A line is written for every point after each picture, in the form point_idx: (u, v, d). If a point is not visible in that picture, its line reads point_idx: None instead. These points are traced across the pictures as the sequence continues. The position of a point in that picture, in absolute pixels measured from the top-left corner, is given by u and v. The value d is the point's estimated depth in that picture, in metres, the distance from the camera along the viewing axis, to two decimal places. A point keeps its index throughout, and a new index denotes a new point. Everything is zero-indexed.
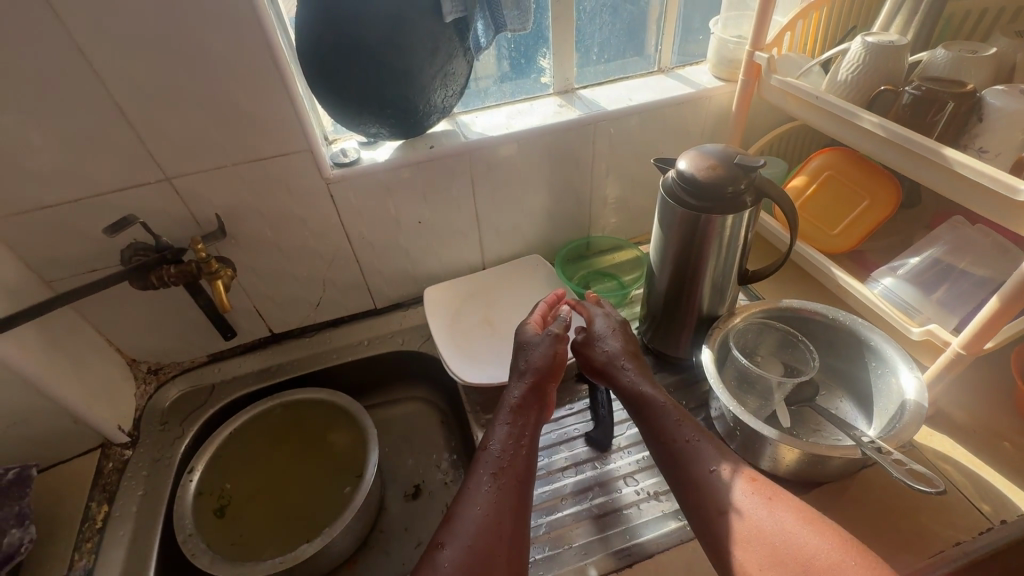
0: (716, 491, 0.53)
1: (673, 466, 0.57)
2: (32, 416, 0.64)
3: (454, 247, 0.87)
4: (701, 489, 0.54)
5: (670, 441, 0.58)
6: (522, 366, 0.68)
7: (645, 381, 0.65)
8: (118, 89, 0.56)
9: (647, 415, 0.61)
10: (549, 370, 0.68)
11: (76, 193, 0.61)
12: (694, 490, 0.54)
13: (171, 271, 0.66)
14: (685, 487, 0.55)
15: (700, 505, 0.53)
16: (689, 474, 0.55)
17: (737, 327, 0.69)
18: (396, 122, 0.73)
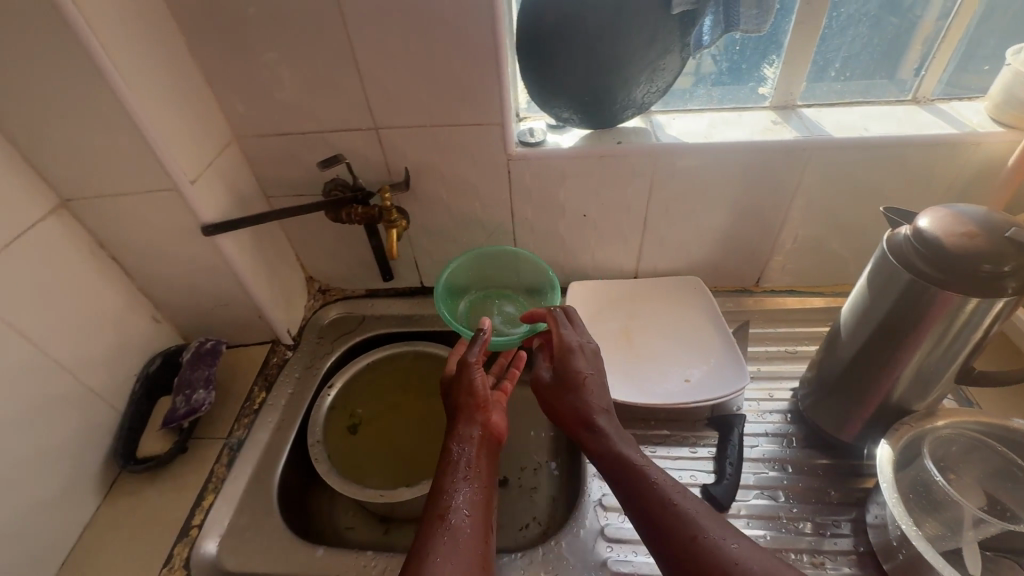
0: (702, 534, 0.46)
1: (641, 502, 0.50)
2: (232, 304, 0.77)
3: (611, 248, 0.83)
4: (682, 532, 0.46)
5: (634, 473, 0.52)
6: (458, 423, 0.61)
7: (584, 402, 0.59)
8: (358, 41, 0.62)
9: (600, 449, 0.56)
10: (479, 406, 0.62)
11: (305, 127, 0.70)
12: (670, 528, 0.47)
13: (358, 211, 0.73)
14: (661, 529, 0.47)
15: (678, 544, 0.46)
16: (662, 508, 0.48)
17: (938, 431, 0.57)
18: (590, 110, 0.71)
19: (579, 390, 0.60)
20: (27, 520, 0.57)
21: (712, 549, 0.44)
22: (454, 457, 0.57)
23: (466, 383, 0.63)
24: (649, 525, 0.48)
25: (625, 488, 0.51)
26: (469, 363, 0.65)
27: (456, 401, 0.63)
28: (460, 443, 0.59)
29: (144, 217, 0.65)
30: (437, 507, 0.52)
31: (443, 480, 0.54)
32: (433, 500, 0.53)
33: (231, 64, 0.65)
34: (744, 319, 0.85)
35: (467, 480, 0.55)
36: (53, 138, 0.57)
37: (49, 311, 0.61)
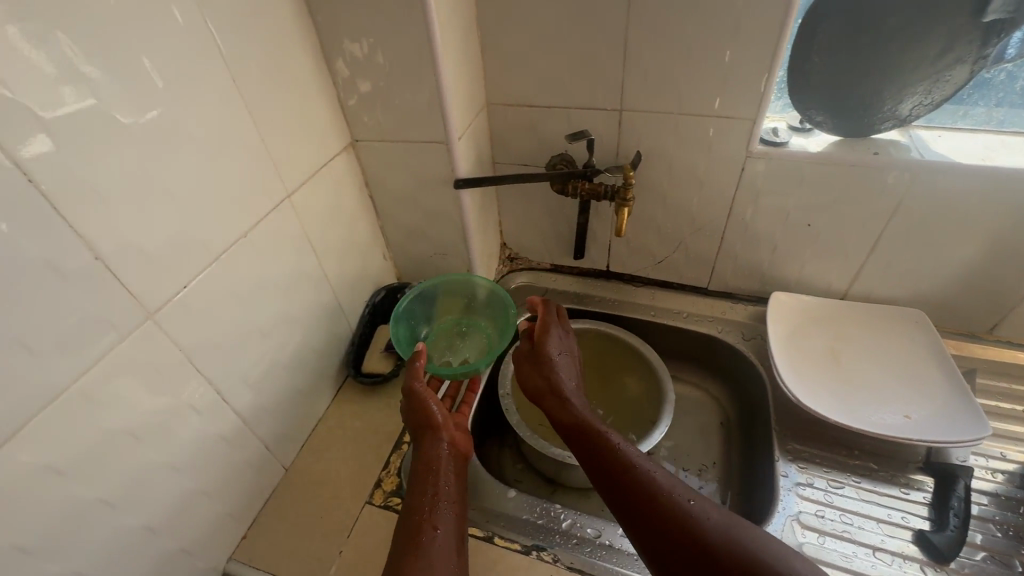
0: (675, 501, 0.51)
1: (611, 476, 0.55)
2: (448, 255, 0.85)
3: (825, 264, 0.79)
4: (665, 514, 0.50)
5: (591, 440, 0.59)
6: (422, 442, 0.62)
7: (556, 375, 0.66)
8: (635, 25, 0.64)
9: (576, 437, 0.60)
10: (441, 426, 0.62)
11: (554, 101, 0.75)
12: (645, 499, 0.52)
13: (584, 186, 0.76)
14: (636, 502, 0.52)
15: (663, 523, 0.50)
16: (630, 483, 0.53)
17: None
18: (850, 117, 0.68)
19: (551, 387, 0.65)
20: (289, 403, 0.68)
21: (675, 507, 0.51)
22: (436, 484, 0.58)
23: (423, 409, 0.63)
24: (626, 505, 0.53)
25: (585, 453, 0.58)
26: (424, 394, 0.64)
27: (417, 423, 0.64)
28: (427, 462, 0.60)
29: (410, 164, 0.73)
30: (420, 519, 0.54)
31: (418, 501, 0.56)
32: (413, 517, 0.55)
33: (509, 36, 0.70)
34: (969, 366, 0.77)
35: (446, 506, 0.56)
36: (363, 86, 0.66)
37: (328, 233, 0.71)
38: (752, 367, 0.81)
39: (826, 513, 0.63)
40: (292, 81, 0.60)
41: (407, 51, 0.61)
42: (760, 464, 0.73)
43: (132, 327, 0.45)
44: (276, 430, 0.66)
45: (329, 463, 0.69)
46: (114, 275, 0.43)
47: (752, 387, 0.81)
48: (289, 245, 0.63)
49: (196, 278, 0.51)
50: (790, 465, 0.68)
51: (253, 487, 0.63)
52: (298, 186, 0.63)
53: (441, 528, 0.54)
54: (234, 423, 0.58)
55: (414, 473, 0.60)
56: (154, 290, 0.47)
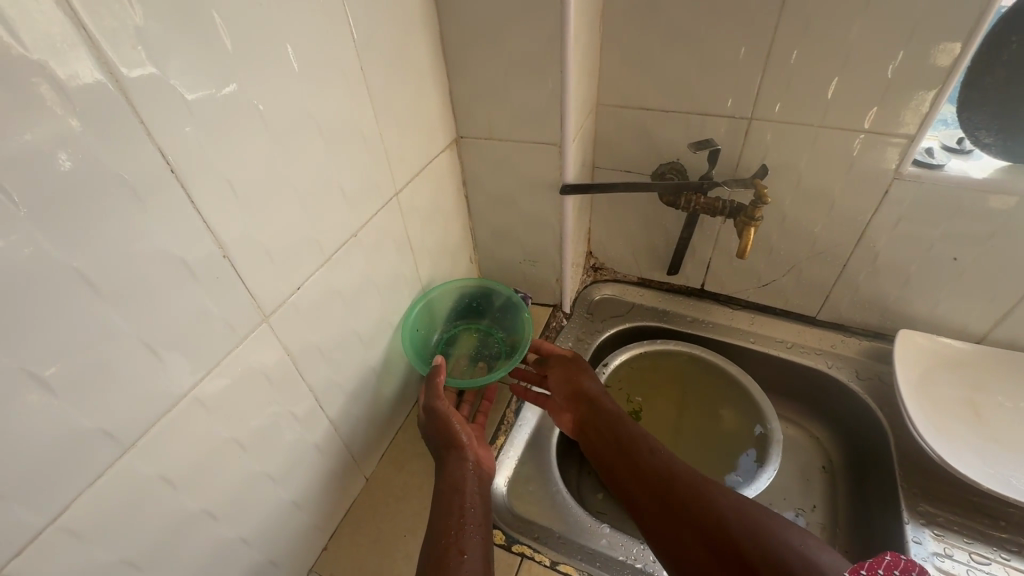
0: (711, 501, 0.51)
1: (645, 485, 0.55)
2: (538, 262, 0.80)
3: (967, 304, 0.70)
4: (714, 518, 0.49)
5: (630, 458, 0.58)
6: (444, 460, 0.58)
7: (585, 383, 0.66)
8: (786, 25, 0.57)
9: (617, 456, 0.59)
10: (467, 446, 0.58)
11: (673, 106, 0.69)
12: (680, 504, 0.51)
13: (700, 200, 0.70)
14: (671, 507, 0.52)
15: (698, 524, 0.49)
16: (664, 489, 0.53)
17: None
18: (1020, 141, 0.58)
19: (582, 398, 0.64)
20: (376, 409, 0.65)
21: (709, 509, 0.50)
22: (462, 502, 0.54)
23: (445, 428, 0.59)
24: (662, 511, 0.52)
25: (622, 465, 0.58)
26: (447, 412, 0.60)
27: (440, 442, 0.59)
28: (453, 482, 0.56)
29: (514, 165, 0.68)
30: (449, 538, 0.50)
31: (446, 519, 0.51)
32: (440, 537, 0.50)
33: (634, 34, 0.65)
34: None
35: (478, 526, 0.51)
36: (479, 79, 0.62)
37: (426, 233, 0.67)
38: (869, 411, 0.73)
39: None
40: (412, 72, 0.56)
41: (534, 45, 0.56)
42: (880, 523, 0.65)
43: (249, 329, 0.42)
44: (362, 437, 0.63)
45: (411, 475, 0.66)
46: (238, 275, 0.40)
47: (868, 433, 0.73)
48: (391, 246, 0.60)
49: (309, 280, 0.48)
50: (923, 531, 0.60)
51: (338, 496, 0.60)
52: (405, 183, 0.60)
53: (471, 549, 0.49)
54: (327, 429, 0.56)
55: (439, 494, 0.55)
56: (272, 291, 0.44)
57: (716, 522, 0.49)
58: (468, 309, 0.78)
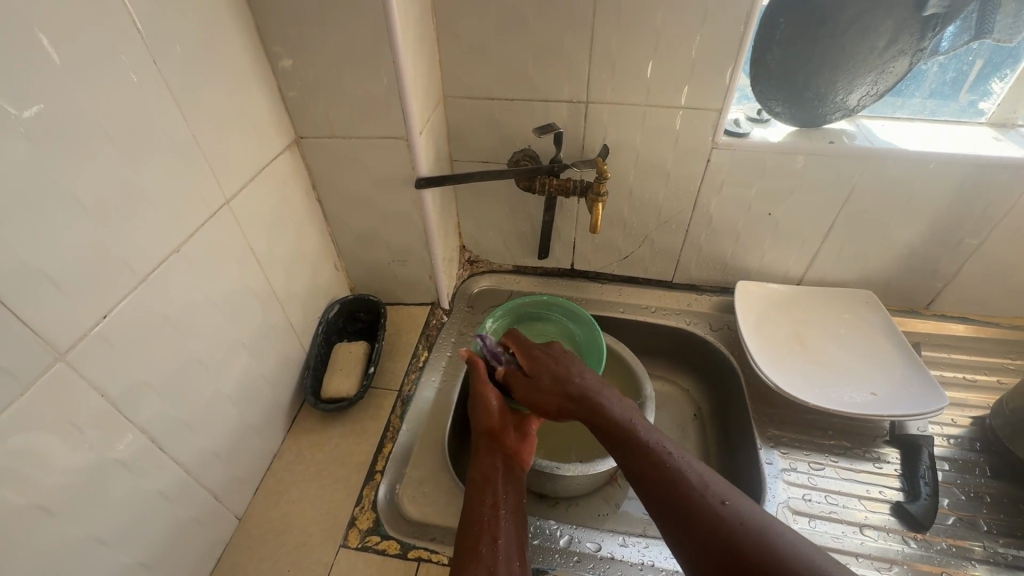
0: (697, 484, 0.47)
1: (632, 459, 0.51)
2: (408, 261, 0.78)
3: (784, 251, 0.81)
4: (682, 489, 0.47)
5: (613, 430, 0.54)
6: (480, 450, 0.60)
7: (571, 367, 0.62)
8: (601, 13, 0.62)
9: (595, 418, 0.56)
10: (498, 437, 0.61)
11: (516, 93, 0.71)
12: (670, 482, 0.48)
13: (552, 183, 0.73)
14: (659, 484, 0.48)
15: (686, 509, 0.45)
16: (655, 466, 0.49)
17: None
18: (806, 107, 0.70)
19: (567, 383, 0.60)
20: (239, 442, 0.58)
21: (695, 491, 0.46)
22: (495, 489, 0.56)
23: (485, 415, 0.63)
24: (648, 489, 0.48)
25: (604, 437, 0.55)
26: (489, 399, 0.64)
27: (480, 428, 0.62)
28: (485, 470, 0.58)
29: (364, 162, 0.66)
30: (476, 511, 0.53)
31: (477, 497, 0.55)
32: (472, 518, 0.52)
33: (466, 24, 0.66)
34: (915, 340, 0.82)
35: (506, 492, 0.56)
36: (310, 75, 0.59)
37: (275, 243, 0.62)
38: (723, 357, 0.81)
39: (812, 495, 0.64)
40: (226, 68, 0.52)
41: (361, 35, 0.55)
42: (741, 453, 0.73)
43: (37, 374, 0.36)
44: (226, 476, 0.57)
45: (291, 504, 0.61)
46: (12, 311, 0.34)
47: (724, 377, 0.82)
48: (230, 259, 0.55)
49: (121, 306, 0.42)
50: (773, 452, 0.69)
51: (202, 546, 0.54)
52: (237, 190, 0.55)
53: (504, 518, 0.53)
54: (176, 474, 0.49)
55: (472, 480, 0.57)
56: (66, 325, 0.38)
57: (703, 505, 0.45)
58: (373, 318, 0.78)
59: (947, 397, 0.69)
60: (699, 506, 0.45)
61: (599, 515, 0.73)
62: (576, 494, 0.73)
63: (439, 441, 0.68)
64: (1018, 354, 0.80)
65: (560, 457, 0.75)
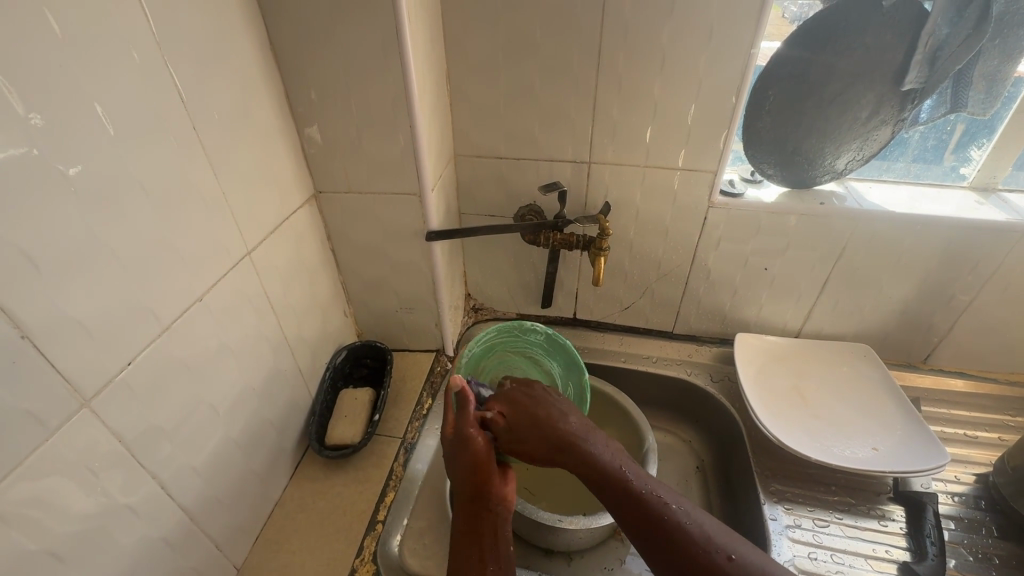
0: (694, 541, 0.50)
1: (637, 519, 0.52)
2: (415, 309, 0.80)
3: (781, 304, 0.84)
4: (690, 546, 0.49)
5: (614, 489, 0.55)
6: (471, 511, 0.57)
7: (553, 414, 0.61)
8: (603, 84, 0.67)
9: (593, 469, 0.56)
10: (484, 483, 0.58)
11: (523, 153, 0.75)
12: (672, 538, 0.50)
13: (556, 237, 0.76)
14: (661, 541, 0.50)
15: (694, 569, 0.48)
16: (657, 523, 0.51)
17: None
18: (796, 170, 0.74)
19: (553, 433, 0.59)
20: (243, 488, 0.59)
21: (699, 546, 0.49)
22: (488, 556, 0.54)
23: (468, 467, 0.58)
24: (656, 546, 0.51)
25: (599, 488, 0.56)
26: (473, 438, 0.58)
27: (464, 483, 0.58)
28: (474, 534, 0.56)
29: (377, 215, 0.69)
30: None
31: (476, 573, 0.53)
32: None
33: (478, 90, 0.71)
34: (914, 394, 0.83)
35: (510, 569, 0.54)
36: (332, 136, 0.63)
37: (289, 291, 0.64)
38: (725, 409, 0.82)
39: (818, 554, 0.63)
40: (257, 130, 0.56)
41: (381, 101, 0.59)
42: (744, 508, 0.73)
43: (62, 419, 0.37)
44: (227, 523, 0.56)
45: (290, 555, 0.60)
46: (44, 356, 0.36)
47: (725, 429, 0.82)
48: (247, 307, 0.57)
49: (143, 354, 0.44)
50: (777, 508, 0.69)
51: None
52: (258, 241, 0.58)
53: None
54: (181, 521, 0.49)
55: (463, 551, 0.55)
56: (92, 370, 0.39)
57: (703, 560, 0.48)
58: (380, 365, 0.80)
59: (949, 455, 0.69)
60: (706, 563, 0.48)
61: (604, 568, 0.72)
62: (578, 549, 0.72)
63: (442, 491, 0.67)
64: (1018, 411, 0.80)
65: (563, 511, 0.74)
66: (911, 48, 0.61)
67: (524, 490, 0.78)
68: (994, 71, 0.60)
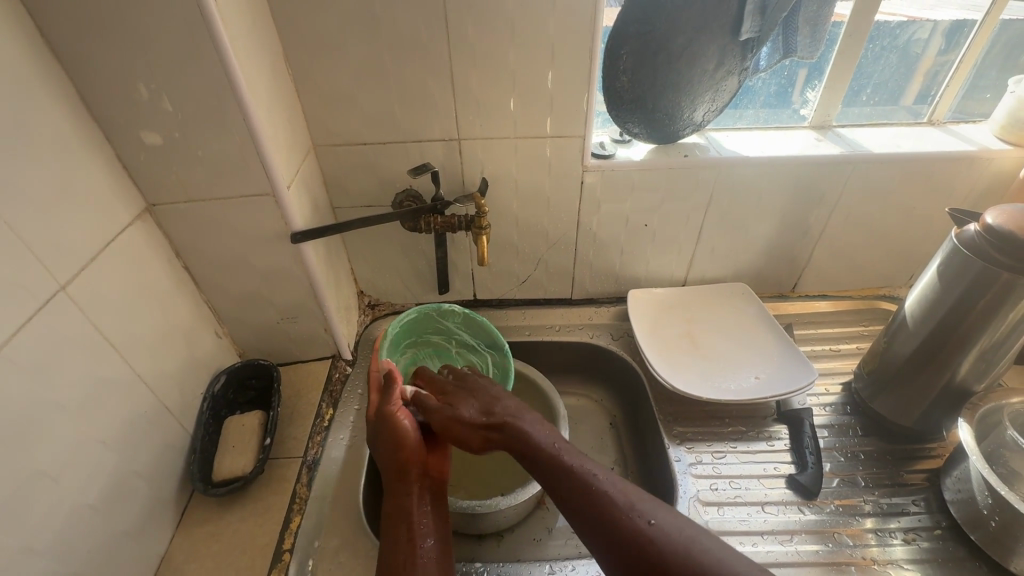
0: (620, 505, 0.49)
1: (566, 493, 0.52)
2: (299, 317, 0.75)
3: (665, 257, 0.88)
4: (614, 512, 0.49)
5: (546, 466, 0.55)
6: (391, 481, 0.59)
7: (495, 400, 0.62)
8: (457, 57, 0.64)
9: (524, 445, 0.57)
10: (409, 459, 0.59)
11: (387, 136, 0.71)
12: (595, 506, 0.50)
13: (437, 220, 0.73)
14: (587, 510, 0.50)
15: (616, 535, 0.48)
16: (579, 493, 0.51)
17: (1016, 408, 0.62)
18: (660, 127, 0.76)
19: (496, 415, 0.60)
20: (111, 552, 0.52)
21: (621, 511, 0.49)
22: (411, 523, 0.55)
23: (395, 436, 0.59)
24: (582, 514, 0.50)
25: (530, 464, 0.56)
26: (394, 412, 0.61)
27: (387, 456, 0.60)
28: (397, 505, 0.57)
29: (231, 222, 0.62)
30: (403, 556, 0.52)
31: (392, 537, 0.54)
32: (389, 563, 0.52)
33: (325, 72, 0.65)
34: (787, 321, 0.91)
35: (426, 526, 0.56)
36: (153, 142, 0.55)
37: (133, 323, 0.56)
38: (628, 364, 0.85)
39: (718, 484, 0.69)
40: (43, 142, 0.47)
41: (203, 95, 0.52)
42: (654, 454, 0.77)
43: None
44: None
45: None
46: None
47: (631, 383, 0.85)
48: (75, 350, 0.49)
49: None
50: (680, 448, 0.73)
51: None
52: (73, 273, 0.49)
53: (424, 551, 0.53)
54: None
55: (384, 519, 0.57)
56: None
57: (628, 526, 0.48)
58: (268, 385, 0.73)
59: (816, 369, 0.77)
60: (629, 531, 0.48)
61: (534, 540, 0.73)
62: (505, 529, 0.73)
63: (354, 503, 0.64)
64: (871, 321, 0.91)
65: (486, 496, 0.74)
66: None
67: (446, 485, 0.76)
68: (815, 16, 0.65)
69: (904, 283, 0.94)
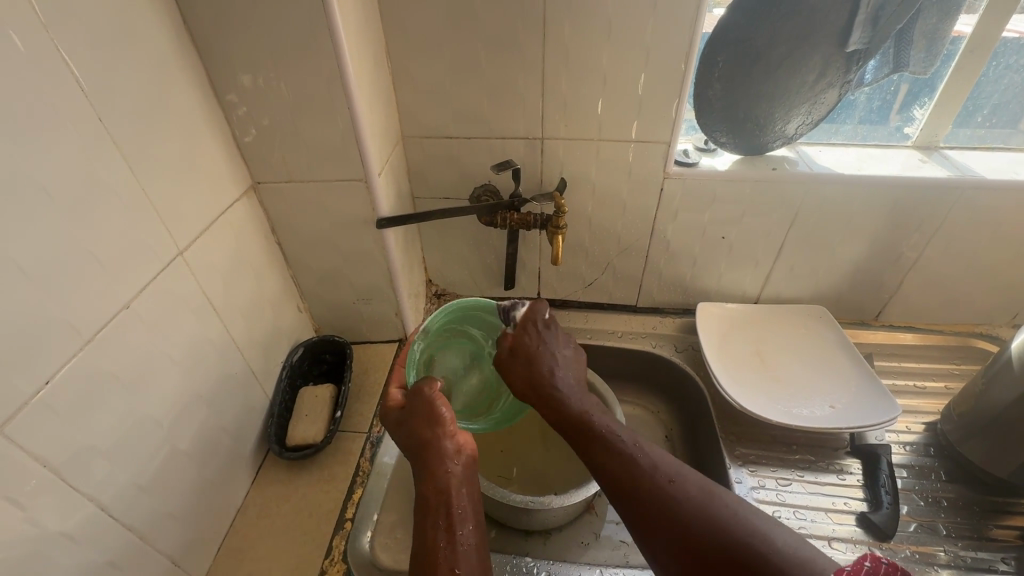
0: (656, 477, 0.50)
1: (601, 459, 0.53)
2: (373, 300, 0.78)
3: (739, 272, 0.85)
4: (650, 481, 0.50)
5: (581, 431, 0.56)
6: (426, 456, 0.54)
7: (545, 352, 0.63)
8: (550, 57, 0.65)
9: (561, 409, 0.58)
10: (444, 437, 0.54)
11: (473, 131, 0.73)
12: (630, 475, 0.51)
13: (514, 217, 0.74)
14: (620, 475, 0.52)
15: (647, 501, 0.49)
16: (614, 460, 0.53)
17: None
18: (748, 137, 0.74)
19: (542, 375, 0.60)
20: (198, 499, 0.56)
21: (654, 479, 0.50)
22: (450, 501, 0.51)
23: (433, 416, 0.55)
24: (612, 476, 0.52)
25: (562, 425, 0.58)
26: (434, 396, 0.57)
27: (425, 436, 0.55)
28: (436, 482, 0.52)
29: (324, 204, 0.66)
30: (442, 544, 0.48)
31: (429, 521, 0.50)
32: (427, 554, 0.48)
33: (421, 66, 0.68)
34: (867, 351, 0.86)
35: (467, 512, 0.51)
36: (265, 124, 0.59)
37: (233, 291, 0.61)
38: (690, 377, 0.83)
39: (781, 512, 0.66)
40: (177, 120, 0.52)
41: (315, 83, 0.55)
42: (712, 473, 0.75)
43: None
44: (183, 537, 0.54)
45: (255, 562, 0.59)
46: None
47: (692, 397, 0.83)
48: (186, 311, 0.53)
49: (63, 373, 0.40)
50: (741, 470, 0.70)
51: None
52: (190, 241, 0.54)
53: (463, 539, 0.49)
54: (127, 540, 0.47)
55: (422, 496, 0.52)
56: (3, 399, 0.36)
57: (659, 494, 0.49)
58: (340, 361, 0.77)
59: (899, 405, 0.73)
60: (654, 495, 0.49)
61: (581, 544, 0.72)
62: (555, 528, 0.73)
63: (413, 482, 0.66)
64: (962, 360, 0.85)
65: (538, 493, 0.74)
66: (853, 8, 0.61)
67: (499, 478, 0.77)
68: (933, 29, 0.61)
69: (1005, 322, 0.86)
